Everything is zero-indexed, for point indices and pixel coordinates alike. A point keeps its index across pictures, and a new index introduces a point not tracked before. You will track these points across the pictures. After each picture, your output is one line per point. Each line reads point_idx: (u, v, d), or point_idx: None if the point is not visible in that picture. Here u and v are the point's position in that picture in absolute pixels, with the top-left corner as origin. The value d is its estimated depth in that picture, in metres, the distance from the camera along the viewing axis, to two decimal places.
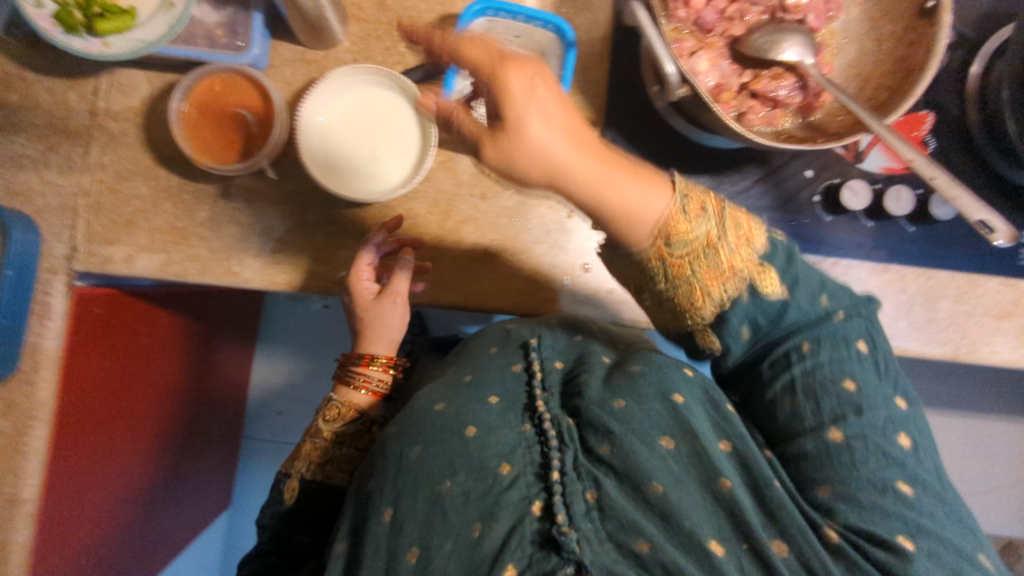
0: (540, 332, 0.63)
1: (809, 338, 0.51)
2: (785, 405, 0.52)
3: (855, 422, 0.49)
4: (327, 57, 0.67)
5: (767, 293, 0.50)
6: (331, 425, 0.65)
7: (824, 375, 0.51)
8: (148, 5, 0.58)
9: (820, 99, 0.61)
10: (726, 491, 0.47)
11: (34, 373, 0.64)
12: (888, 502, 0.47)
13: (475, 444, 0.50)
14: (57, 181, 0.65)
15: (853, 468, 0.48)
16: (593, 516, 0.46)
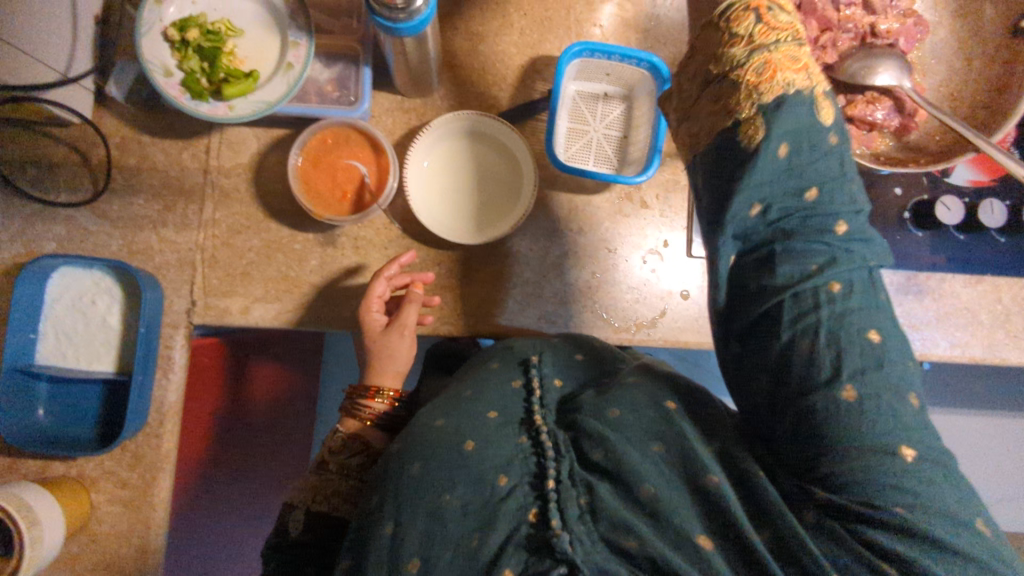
0: (540, 351, 0.59)
1: (840, 278, 0.41)
2: (803, 349, 0.40)
3: (870, 368, 0.40)
4: (426, 103, 0.70)
5: (824, 119, 0.42)
6: (336, 457, 0.58)
7: (855, 321, 0.40)
8: (266, 69, 0.61)
9: (914, 120, 0.63)
10: (713, 486, 0.41)
11: (160, 426, 0.66)
12: (891, 469, 0.38)
13: (474, 457, 0.44)
14: (174, 238, 0.67)
15: (864, 431, 0.39)
16: (586, 519, 0.41)
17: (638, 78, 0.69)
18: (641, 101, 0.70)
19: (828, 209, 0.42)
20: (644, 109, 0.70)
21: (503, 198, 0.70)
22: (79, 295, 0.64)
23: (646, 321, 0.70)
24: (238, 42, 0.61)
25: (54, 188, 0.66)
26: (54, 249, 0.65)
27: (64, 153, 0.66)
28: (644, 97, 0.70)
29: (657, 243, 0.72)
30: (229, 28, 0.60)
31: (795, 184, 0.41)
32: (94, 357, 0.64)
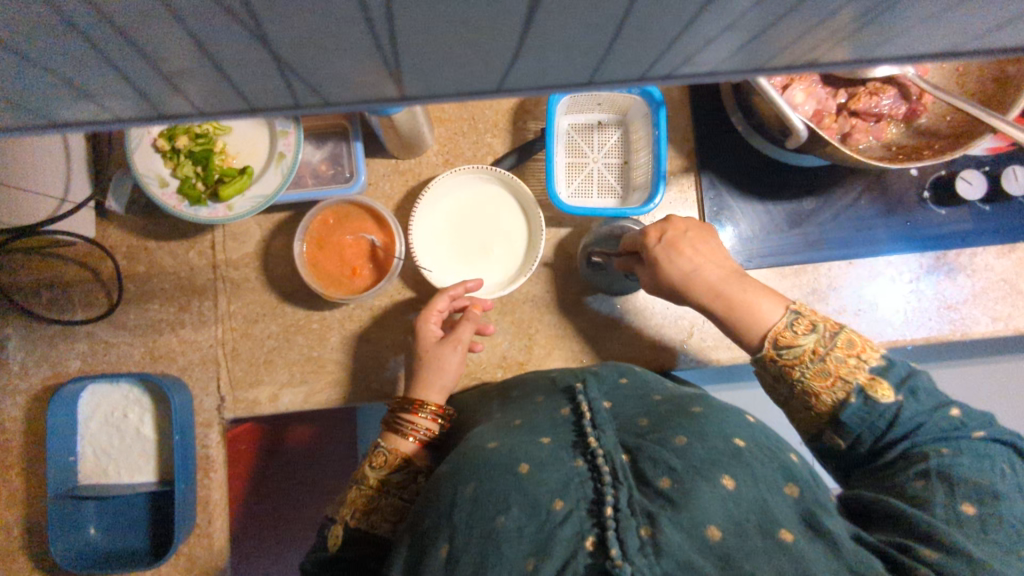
0: (585, 376, 0.55)
1: (951, 444, 0.43)
2: (913, 488, 0.41)
3: (992, 500, 0.38)
4: (420, 162, 0.69)
5: (880, 399, 0.44)
6: (377, 472, 0.53)
7: (965, 468, 0.41)
8: (258, 162, 0.61)
9: (923, 104, 0.61)
10: (790, 544, 0.36)
11: (209, 525, 0.65)
12: (1007, 561, 0.35)
13: (530, 480, 0.41)
14: (194, 338, 0.67)
15: (982, 533, 0.37)
16: (648, 552, 0.36)
17: (630, 102, 0.68)
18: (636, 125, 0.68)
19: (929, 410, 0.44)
20: (641, 131, 0.69)
21: (499, 245, 0.69)
22: (111, 409, 0.65)
23: (675, 345, 0.69)
24: (228, 139, 0.61)
25: (70, 307, 0.66)
26: (79, 367, 0.66)
27: (75, 272, 0.67)
28: (640, 120, 0.69)
29: None
30: (216, 128, 0.61)
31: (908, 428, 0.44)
32: (136, 470, 0.65)
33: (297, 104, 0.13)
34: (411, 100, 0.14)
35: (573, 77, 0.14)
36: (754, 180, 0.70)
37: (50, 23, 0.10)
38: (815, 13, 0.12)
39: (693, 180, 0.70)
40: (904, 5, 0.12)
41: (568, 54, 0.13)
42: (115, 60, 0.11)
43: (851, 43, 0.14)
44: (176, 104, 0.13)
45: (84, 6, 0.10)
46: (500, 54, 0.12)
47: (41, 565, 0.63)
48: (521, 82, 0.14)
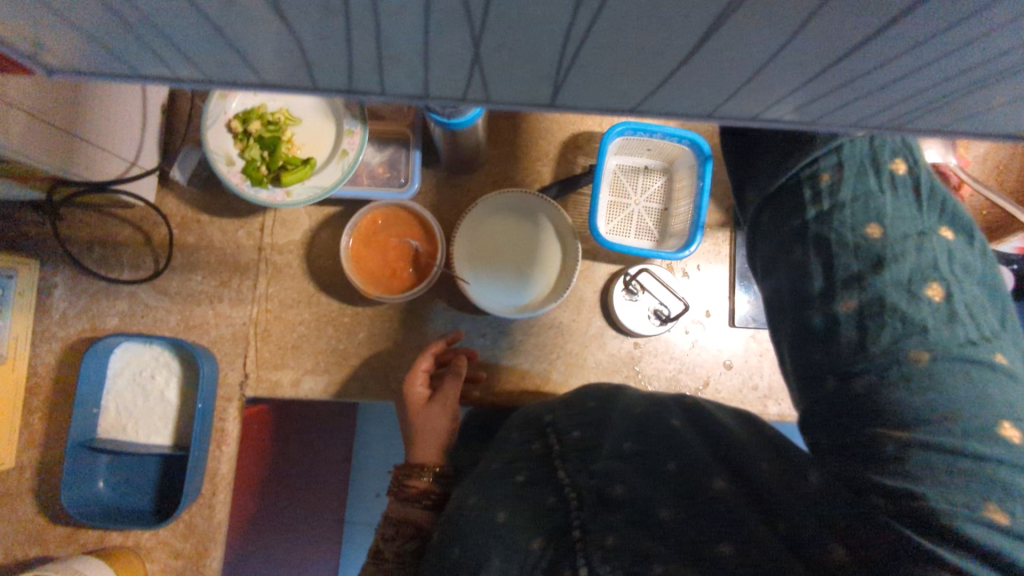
0: (554, 409, 0.57)
1: (829, 166, 0.40)
2: (796, 257, 0.41)
3: (871, 267, 0.38)
4: (470, 179, 0.72)
5: None
6: (391, 545, 0.55)
7: (850, 219, 0.40)
8: (322, 155, 0.64)
9: (960, 192, 0.63)
10: (718, 491, 0.39)
11: (213, 497, 0.66)
12: (908, 384, 0.35)
13: (508, 525, 0.43)
14: (229, 313, 0.69)
15: (866, 346, 0.37)
16: (609, 557, 0.37)
17: (679, 151, 0.71)
18: (682, 175, 0.71)
19: None
20: (685, 181, 0.72)
21: (533, 264, 0.70)
22: (140, 368, 0.67)
23: (691, 392, 0.70)
24: (297, 130, 0.64)
25: (118, 266, 0.69)
26: (116, 324, 0.68)
27: (128, 233, 0.69)
28: (686, 170, 0.72)
29: (700, 313, 0.71)
30: (288, 118, 0.64)
31: None
32: (152, 432, 0.66)
33: (463, 96, 0.18)
34: (556, 106, 0.18)
35: (699, 109, 0.18)
36: None
37: (327, 8, 0.14)
38: (911, 90, 0.16)
39: (728, 235, 0.72)
40: (976, 96, 0.16)
41: (699, 95, 0.17)
42: (352, 40, 0.15)
43: (935, 115, 0.18)
44: (370, 82, 0.17)
45: (367, 8, 0.14)
46: (647, 80, 0.16)
47: (46, 510, 0.65)
48: (649, 107, 0.18)
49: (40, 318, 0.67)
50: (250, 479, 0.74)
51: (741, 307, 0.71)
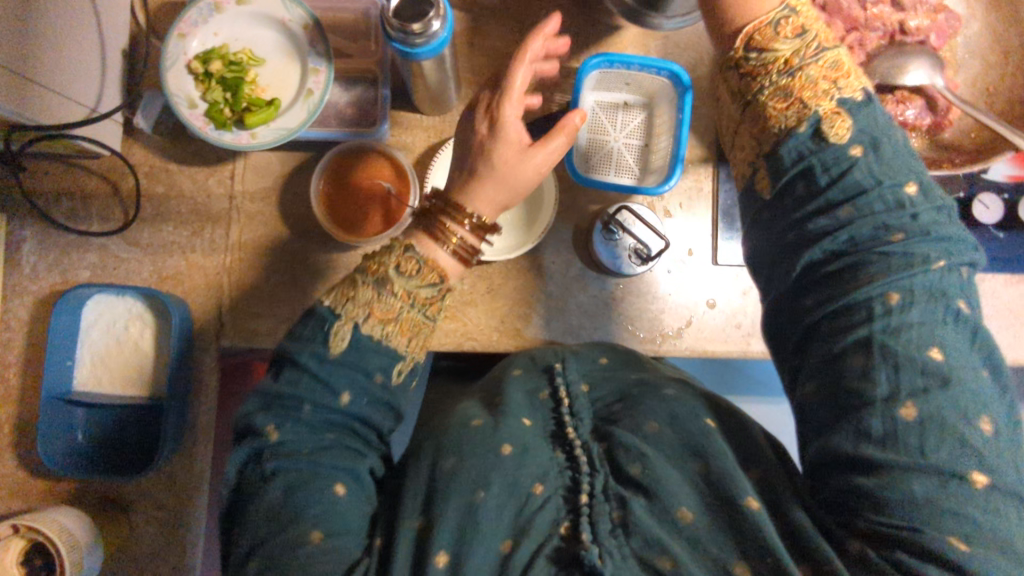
0: (564, 358, 0.60)
1: (898, 289, 0.41)
2: (855, 363, 0.41)
3: (938, 390, 0.39)
4: (443, 120, 0.69)
5: (836, 140, 0.44)
6: (404, 282, 0.56)
7: (908, 338, 0.40)
8: (287, 96, 0.62)
9: (949, 117, 0.61)
10: (750, 510, 0.41)
11: (194, 447, 0.67)
12: (951, 495, 0.38)
13: (512, 463, 0.45)
14: (203, 263, 0.68)
15: (922, 455, 0.38)
16: (618, 534, 0.42)
17: (659, 85, 0.69)
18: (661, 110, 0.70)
19: (881, 206, 0.43)
20: (665, 116, 0.70)
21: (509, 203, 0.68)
22: (113, 321, 0.66)
23: (672, 332, 0.69)
24: (260, 71, 0.62)
25: (86, 218, 0.68)
26: (88, 278, 0.67)
27: (97, 184, 0.68)
28: (666, 105, 0.70)
29: (682, 252, 0.70)
30: (250, 57, 0.61)
31: (831, 197, 0.44)
32: (128, 384, 0.66)
33: None
34: None
35: None
36: None
37: None
38: None
39: (711, 172, 0.71)
40: None
41: None
42: None
43: None
44: None
45: None
46: None
47: (27, 464, 0.65)
48: None
49: (11, 272, 0.66)
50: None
51: (725, 244, 0.70)
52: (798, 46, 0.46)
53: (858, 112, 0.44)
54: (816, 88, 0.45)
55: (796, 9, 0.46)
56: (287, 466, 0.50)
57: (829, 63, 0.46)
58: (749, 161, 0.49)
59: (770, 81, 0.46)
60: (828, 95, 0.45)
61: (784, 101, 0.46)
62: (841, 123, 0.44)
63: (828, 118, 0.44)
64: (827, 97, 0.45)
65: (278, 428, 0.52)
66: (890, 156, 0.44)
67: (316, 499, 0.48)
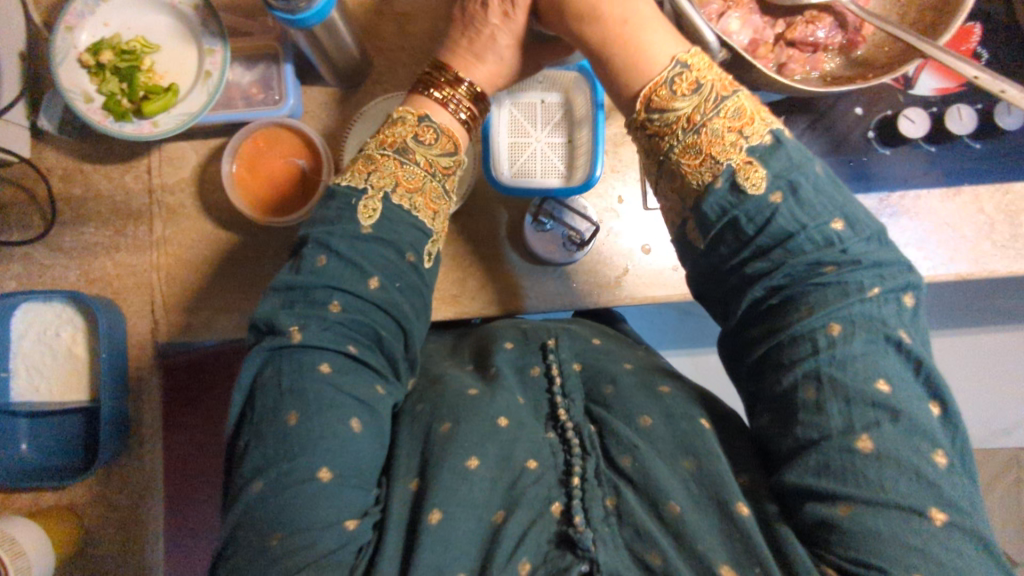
0: (557, 335, 0.59)
1: (840, 320, 0.44)
2: (808, 395, 0.43)
3: (888, 422, 0.42)
4: (357, 91, 0.68)
5: (750, 188, 0.47)
6: (425, 151, 0.59)
7: (856, 371, 0.43)
8: (186, 81, 0.60)
9: (861, 35, 0.60)
10: (743, 518, 0.42)
11: (141, 446, 0.68)
12: (912, 530, 0.40)
13: (506, 436, 0.48)
14: (129, 261, 0.68)
15: (882, 489, 0.41)
16: (610, 522, 0.44)
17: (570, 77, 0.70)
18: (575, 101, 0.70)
19: (814, 246, 0.46)
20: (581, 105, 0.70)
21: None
22: (43, 328, 0.66)
23: (611, 282, 0.68)
24: (156, 57, 0.60)
25: (4, 228, 0.67)
26: (14, 288, 0.66)
27: (11, 192, 0.67)
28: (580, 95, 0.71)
29: (612, 200, 0.70)
30: (144, 45, 0.60)
31: (761, 241, 0.46)
32: (68, 389, 0.66)
33: None
34: None
35: None
36: None
37: None
38: None
39: None
40: None
41: None
42: None
43: None
44: None
45: None
46: None
47: None
48: None
49: None
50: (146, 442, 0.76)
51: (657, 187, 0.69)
52: (697, 102, 0.50)
53: (769, 158, 0.47)
54: (723, 140, 0.49)
55: (688, 66, 0.51)
56: (306, 384, 0.48)
57: (731, 113, 0.49)
58: (680, 215, 0.52)
59: (679, 138, 0.50)
60: (737, 145, 0.48)
61: (696, 156, 0.50)
62: (754, 174, 0.47)
63: (741, 169, 0.47)
64: (734, 146, 0.48)
65: (301, 328, 0.51)
66: (810, 196, 0.46)
67: (327, 429, 0.46)
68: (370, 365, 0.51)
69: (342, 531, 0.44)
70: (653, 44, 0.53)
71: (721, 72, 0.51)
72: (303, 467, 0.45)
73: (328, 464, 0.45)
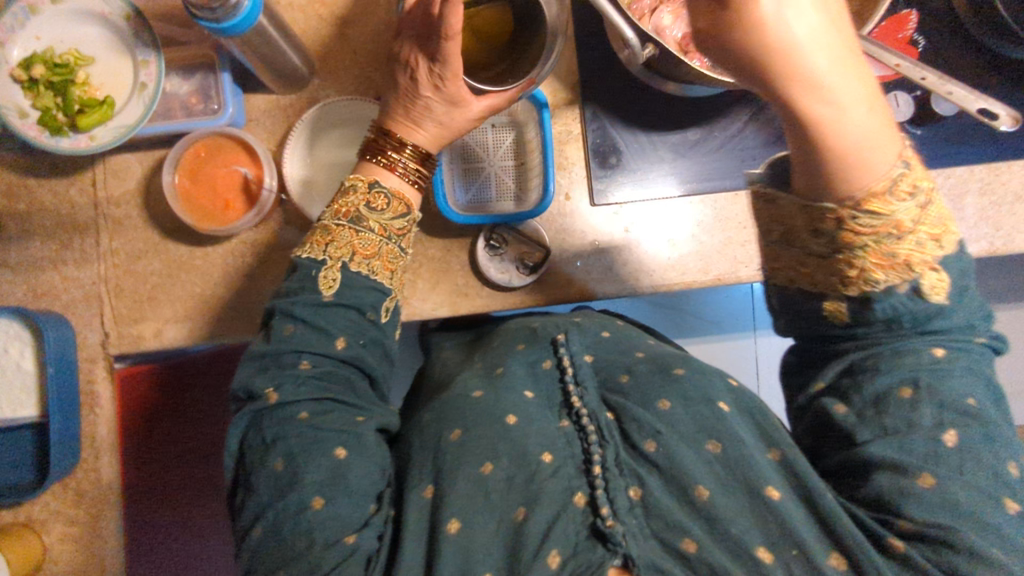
0: (566, 329, 0.62)
1: (944, 346, 0.46)
2: (903, 396, 0.45)
3: (975, 431, 0.43)
4: (299, 98, 0.68)
5: (931, 297, 0.44)
6: (379, 217, 0.56)
7: (950, 386, 0.45)
8: (122, 93, 0.60)
9: None
10: (775, 501, 0.44)
11: (97, 460, 0.68)
12: (988, 509, 0.41)
13: (518, 432, 0.49)
14: (76, 274, 0.67)
15: (960, 474, 0.42)
16: (637, 513, 0.45)
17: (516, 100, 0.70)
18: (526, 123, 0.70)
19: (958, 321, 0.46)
20: (530, 129, 0.70)
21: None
22: None
23: (562, 279, 0.69)
24: (91, 70, 0.60)
25: None
26: None
27: None
28: (529, 118, 0.70)
29: (561, 198, 0.70)
30: (78, 57, 0.59)
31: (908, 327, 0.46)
32: (18, 405, 0.66)
33: None
34: None
35: None
36: (658, 111, 0.70)
37: None
38: None
39: (578, 115, 0.70)
40: None
41: None
42: None
43: None
44: None
45: None
46: None
47: None
48: None
49: None
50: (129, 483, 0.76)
51: (607, 184, 0.69)
52: (911, 208, 0.41)
53: (949, 266, 0.45)
54: (922, 250, 0.43)
55: (911, 165, 0.41)
56: (287, 433, 0.49)
57: (933, 220, 0.43)
58: (821, 288, 0.47)
59: (874, 240, 0.42)
60: (929, 256, 0.44)
61: (886, 260, 0.43)
62: (940, 286, 0.44)
63: (926, 278, 0.44)
64: (930, 255, 0.43)
65: (277, 390, 0.51)
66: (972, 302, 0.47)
67: (315, 463, 0.48)
68: (347, 401, 0.52)
69: (344, 546, 0.45)
70: (857, 131, 0.37)
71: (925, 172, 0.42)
72: (295, 500, 0.46)
73: (319, 493, 0.47)
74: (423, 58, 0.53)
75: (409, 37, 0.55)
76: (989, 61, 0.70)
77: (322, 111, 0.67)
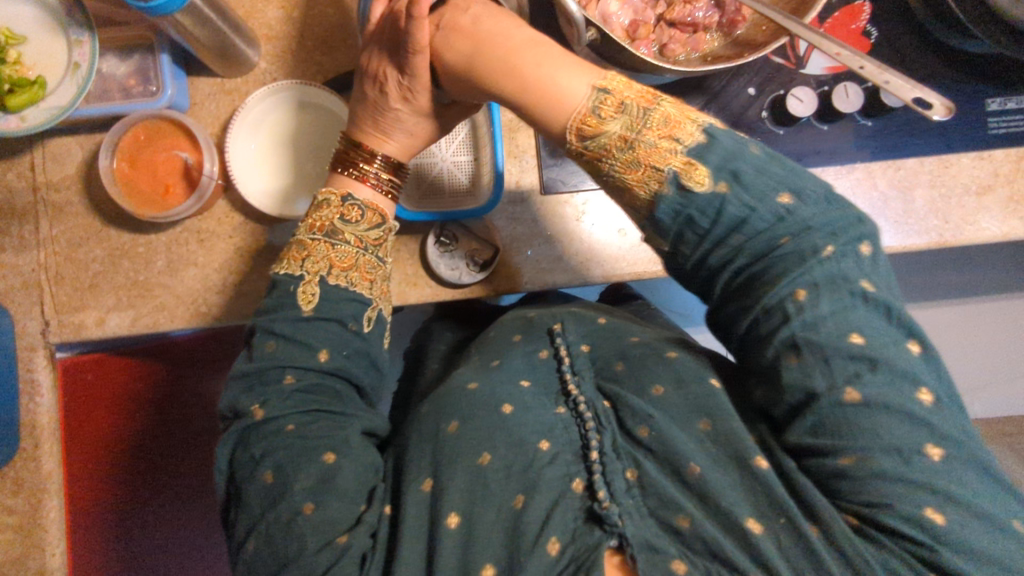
0: (563, 320, 0.61)
1: (805, 282, 0.41)
2: (790, 365, 0.41)
3: (869, 373, 0.40)
4: (245, 82, 0.67)
5: (695, 188, 0.42)
6: (354, 228, 0.55)
7: (831, 329, 0.41)
8: (55, 73, 0.58)
9: (740, 14, 0.60)
10: (761, 469, 0.43)
11: (37, 449, 0.66)
12: (918, 469, 0.39)
13: (514, 420, 0.48)
14: (14, 261, 0.66)
15: (878, 434, 0.40)
16: (635, 493, 0.45)
17: None
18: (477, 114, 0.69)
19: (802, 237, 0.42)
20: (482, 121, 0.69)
21: (320, 165, 0.68)
22: None
23: (513, 267, 0.68)
24: (24, 49, 0.58)
25: None
26: None
27: None
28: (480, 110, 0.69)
29: (511, 187, 0.69)
30: (9, 36, 0.58)
31: (726, 237, 0.43)
32: None
33: None
34: None
35: None
36: None
37: None
38: None
39: None
40: None
41: None
42: None
43: None
44: None
45: None
46: None
47: None
48: None
49: None
50: (95, 492, 0.74)
51: (557, 173, 0.69)
52: (625, 120, 0.43)
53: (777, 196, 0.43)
54: (659, 150, 0.43)
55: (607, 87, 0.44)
56: (275, 445, 0.48)
57: (658, 121, 0.43)
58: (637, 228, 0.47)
59: (616, 158, 0.44)
60: (673, 150, 0.43)
61: (640, 170, 0.44)
62: (696, 172, 0.42)
63: (682, 170, 0.42)
64: (670, 150, 0.43)
65: (263, 406, 0.50)
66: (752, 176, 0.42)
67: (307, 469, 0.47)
68: (334, 411, 0.51)
69: (335, 547, 0.44)
70: (555, 75, 0.45)
71: (641, 87, 0.45)
72: (286, 508, 0.45)
73: (311, 498, 0.46)
74: (394, 71, 0.52)
75: (377, 49, 0.53)
76: (939, 54, 0.71)
77: (261, 100, 0.66)
